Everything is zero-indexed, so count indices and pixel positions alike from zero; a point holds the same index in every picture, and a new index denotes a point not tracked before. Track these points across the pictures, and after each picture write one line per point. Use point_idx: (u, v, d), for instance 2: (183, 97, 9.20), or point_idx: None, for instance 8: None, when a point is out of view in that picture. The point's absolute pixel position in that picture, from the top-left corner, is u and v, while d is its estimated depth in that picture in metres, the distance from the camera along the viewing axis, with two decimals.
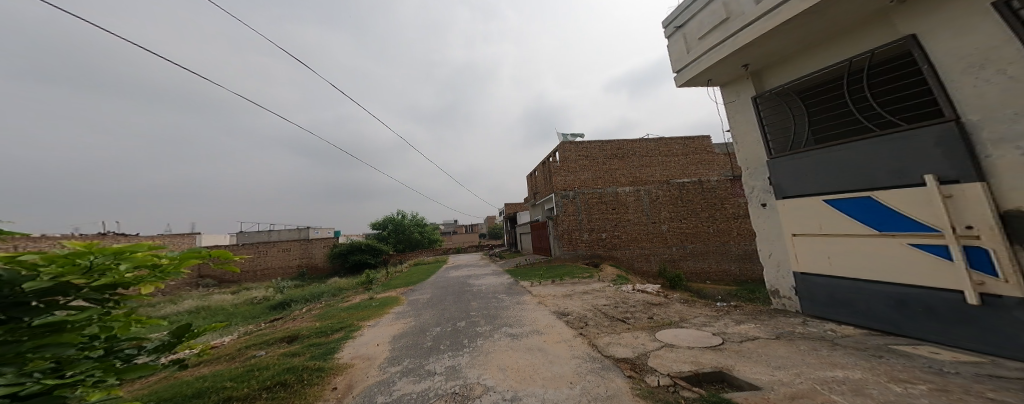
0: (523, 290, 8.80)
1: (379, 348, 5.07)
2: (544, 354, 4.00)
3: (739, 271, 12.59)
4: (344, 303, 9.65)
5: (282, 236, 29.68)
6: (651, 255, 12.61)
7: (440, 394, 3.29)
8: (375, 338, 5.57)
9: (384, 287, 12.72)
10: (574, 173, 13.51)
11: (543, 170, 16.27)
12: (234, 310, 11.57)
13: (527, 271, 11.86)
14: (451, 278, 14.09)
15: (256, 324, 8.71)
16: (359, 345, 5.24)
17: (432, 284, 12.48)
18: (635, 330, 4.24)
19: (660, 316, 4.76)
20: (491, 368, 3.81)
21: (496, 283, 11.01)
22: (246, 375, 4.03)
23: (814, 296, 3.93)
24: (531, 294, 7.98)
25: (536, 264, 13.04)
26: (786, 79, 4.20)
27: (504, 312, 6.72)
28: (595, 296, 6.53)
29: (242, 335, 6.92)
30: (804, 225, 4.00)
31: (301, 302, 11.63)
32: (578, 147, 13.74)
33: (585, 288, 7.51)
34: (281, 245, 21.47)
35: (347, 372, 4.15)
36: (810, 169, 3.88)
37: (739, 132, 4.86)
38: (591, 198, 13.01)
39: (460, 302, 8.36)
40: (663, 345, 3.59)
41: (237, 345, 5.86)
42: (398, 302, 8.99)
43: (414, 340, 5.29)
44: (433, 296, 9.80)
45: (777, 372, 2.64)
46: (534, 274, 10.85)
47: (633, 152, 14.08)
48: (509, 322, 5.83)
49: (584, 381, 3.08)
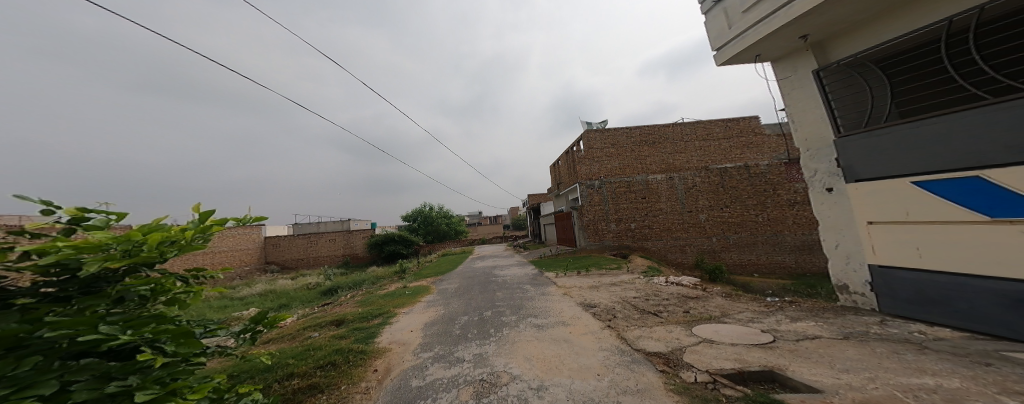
0: (547, 281, 8.82)
1: (412, 334, 5.31)
2: (570, 345, 4.00)
3: (794, 263, 11.68)
4: (382, 290, 10.22)
5: (326, 227, 32.05)
6: (687, 246, 12.05)
7: (469, 380, 3.39)
8: (409, 325, 5.84)
9: (416, 276, 13.29)
10: (601, 162, 13.08)
11: (567, 159, 15.96)
12: (292, 294, 12.67)
13: (552, 262, 11.84)
14: (476, 268, 14.48)
15: (309, 308, 9.52)
16: (395, 331, 5.52)
17: (459, 275, 12.84)
18: (667, 324, 4.09)
19: (698, 310, 4.56)
20: (517, 357, 3.87)
21: (520, 274, 11.12)
22: (304, 354, 4.41)
23: (897, 292, 3.55)
24: (556, 285, 7.99)
25: (561, 255, 12.99)
26: (859, 47, 3.74)
27: (530, 302, 6.77)
28: (624, 288, 6.38)
29: (299, 317, 7.60)
30: (884, 212, 3.61)
31: (346, 289, 12.45)
32: (604, 135, 13.27)
33: (613, 280, 7.36)
34: (325, 236, 23.01)
35: (386, 355, 4.39)
36: (892, 148, 3.48)
37: (796, 111, 4.45)
38: (619, 187, 12.66)
39: (485, 292, 8.54)
40: (701, 341, 3.44)
41: (295, 326, 6.44)
42: (428, 291, 9.35)
43: (444, 328, 5.48)
44: (460, 285, 10.07)
45: (844, 375, 2.44)
46: (559, 265, 10.82)
47: (667, 137, 13.34)
48: (534, 313, 5.88)
49: (612, 374, 3.05)
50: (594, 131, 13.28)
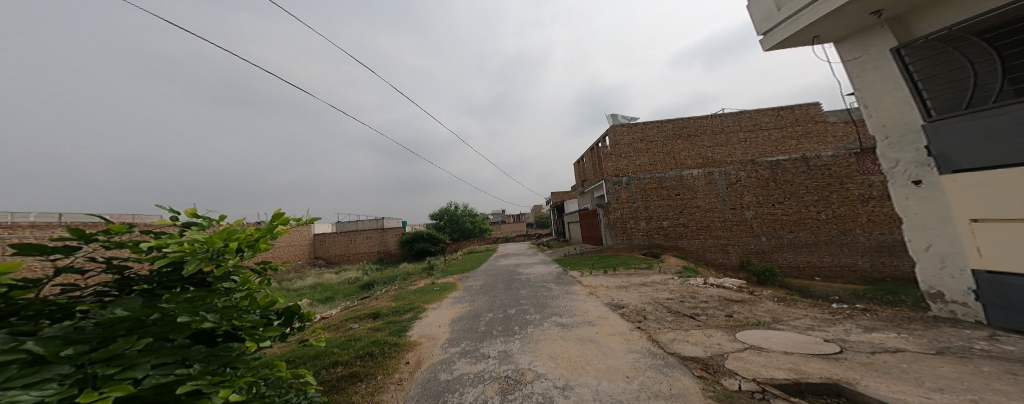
0: (572, 280, 8.69)
1: (441, 329, 5.45)
2: (597, 346, 3.91)
3: (870, 267, 10.51)
4: (412, 286, 10.62)
5: (362, 225, 33.92)
6: (730, 246, 11.50)
7: (494, 377, 3.42)
8: (438, 320, 6.00)
9: (443, 273, 13.69)
10: (629, 158, 12.65)
11: (592, 155, 15.58)
12: (337, 287, 13.63)
13: (577, 261, 11.66)
14: (500, 266, 14.61)
15: (349, 301, 10.15)
16: (424, 325, 5.70)
17: (484, 272, 13.04)
18: (706, 328, 3.88)
19: (743, 315, 4.29)
20: (541, 355, 3.84)
21: (544, 272, 11.04)
22: (346, 344, 4.68)
23: (1014, 303, 3.02)
24: (581, 285, 7.86)
25: (587, 253, 12.77)
26: (957, 18, 3.26)
27: (554, 301, 6.69)
28: (655, 289, 6.13)
29: (342, 309, 8.15)
30: (993, 208, 3.07)
31: (382, 284, 13.06)
32: (633, 129, 12.81)
33: (643, 280, 7.10)
34: (364, 233, 24.34)
35: (416, 348, 4.55)
36: (1009, 131, 2.94)
37: (869, 95, 3.99)
38: (649, 183, 12.23)
39: (510, 289, 8.58)
40: (748, 347, 3.22)
41: (339, 317, 6.90)
42: (455, 288, 9.58)
43: (470, 324, 5.57)
44: (485, 283, 10.21)
45: (936, 395, 2.15)
46: (585, 264, 10.64)
47: (703, 129, 12.48)
48: (558, 312, 5.80)
49: (643, 377, 2.94)
50: (621, 126, 12.82)
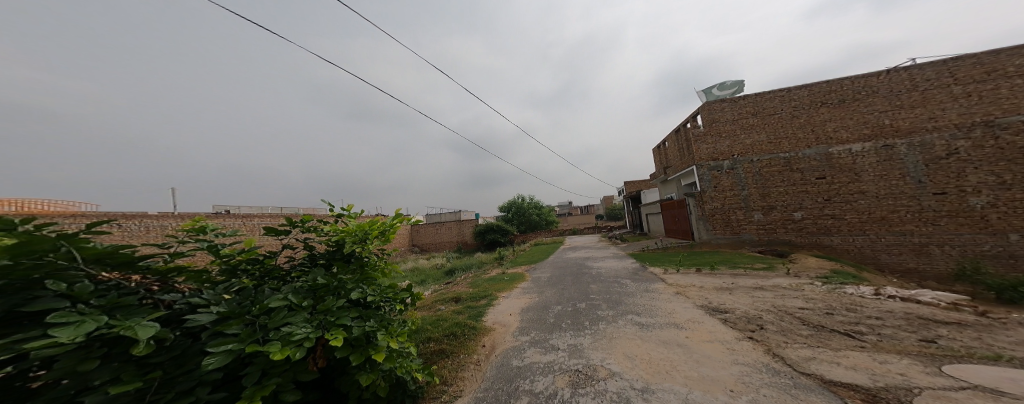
0: (652, 278, 7.99)
1: (512, 317, 5.58)
2: (689, 351, 3.51)
3: None
4: (486, 275, 11.20)
5: (444, 217, 37.19)
6: (936, 246, 8.69)
7: (564, 369, 3.38)
8: (509, 308, 6.19)
9: (513, 263, 14.08)
10: (736, 137, 11.05)
11: (678, 138, 14.02)
12: (427, 272, 15.32)
13: (661, 256, 10.63)
14: (568, 259, 14.33)
15: (437, 285, 11.29)
16: (497, 312, 5.92)
17: (552, 264, 12.99)
18: (873, 352, 3.07)
19: (953, 342, 3.27)
20: (616, 353, 3.63)
21: (617, 267, 10.47)
22: (437, 322, 5.22)
23: None
24: (665, 283, 7.18)
25: (671, 249, 11.57)
26: None
27: (629, 299, 6.27)
28: (778, 296, 5.14)
29: (432, 292, 9.10)
30: None
31: (463, 271, 14.15)
32: (742, 103, 11.06)
33: (756, 283, 6.06)
34: (445, 224, 26.64)
35: (491, 333, 4.80)
36: None
37: None
38: (770, 166, 10.51)
39: (579, 283, 8.36)
40: (965, 386, 2.42)
41: (430, 299, 7.73)
42: (523, 278, 9.80)
43: (539, 315, 5.58)
44: (553, 275, 10.16)
45: None
46: (669, 260, 9.63)
47: (864, 92, 9.82)
48: (634, 310, 5.44)
49: (756, 394, 2.51)
50: (721, 102, 11.31)
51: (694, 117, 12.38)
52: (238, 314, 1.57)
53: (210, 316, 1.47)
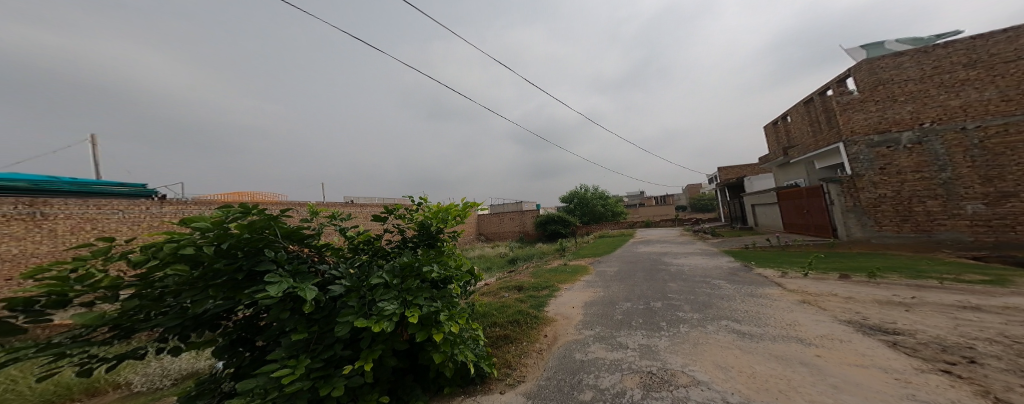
0: (756, 278, 6.97)
1: (574, 310, 6.36)
2: (821, 373, 3.01)
3: None
4: (548, 265, 11.92)
5: (507, 208, 38.34)
6: None
7: (633, 369, 3.63)
8: (570, 301, 6.99)
9: (575, 255, 14.29)
10: (927, 99, 8.64)
11: (813, 109, 11.71)
12: (492, 259, 16.39)
13: (769, 256, 9.08)
14: (641, 253, 13.57)
15: (503, 273, 12.09)
16: (559, 304, 6.77)
17: (619, 258, 12.68)
18: None
19: None
20: (702, 361, 3.59)
21: (705, 266, 9.34)
22: (501, 309, 6.37)
23: None
24: (777, 285, 6.18)
25: (781, 248, 9.87)
26: None
27: (721, 302, 5.74)
28: (1000, 319, 3.80)
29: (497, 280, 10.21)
30: None
31: (525, 261, 14.43)
32: (940, 53, 8.56)
33: (948, 297, 4.66)
34: (508, 214, 27.43)
35: (553, 324, 5.59)
36: None
37: None
38: (1005, 136, 7.72)
39: (652, 280, 8.20)
40: None
41: (495, 286, 8.91)
42: (587, 271, 10.32)
43: (602, 310, 6.13)
44: (621, 268, 10.27)
45: None
46: (781, 261, 8.22)
47: None
48: (729, 316, 4.97)
49: None
50: (896, 56, 9.05)
51: (845, 80, 10.14)
52: (356, 288, 2.67)
53: (341, 288, 2.56)
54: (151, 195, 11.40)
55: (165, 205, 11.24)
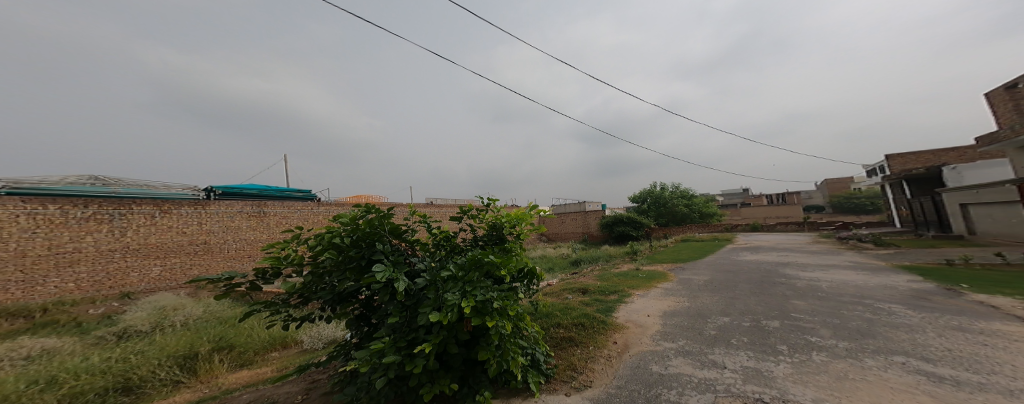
0: (961, 308, 5.01)
1: (648, 319, 5.93)
2: None
3: None
4: (616, 269, 11.95)
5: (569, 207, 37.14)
6: None
7: (729, 393, 3.01)
8: (645, 309, 6.56)
9: (651, 260, 13.86)
10: None
11: None
12: (552, 260, 17.05)
13: (978, 279, 6.49)
14: (745, 263, 11.57)
15: (565, 274, 12.78)
16: (631, 311, 6.42)
17: (713, 267, 11.25)
18: None
19: None
20: (844, 399, 2.73)
21: (866, 285, 7.10)
22: (566, 310, 6.28)
23: None
24: (1006, 321, 4.30)
25: (990, 270, 6.98)
26: None
27: (884, 332, 4.32)
28: None
29: (560, 281, 10.82)
30: None
31: (589, 263, 15.21)
32: None
33: None
34: (570, 215, 27.66)
35: (624, 332, 5.25)
36: None
37: None
38: None
39: (759, 295, 6.93)
40: None
41: (557, 287, 9.16)
42: (666, 279, 9.67)
43: (684, 322, 5.56)
44: (712, 278, 9.33)
45: None
46: (1008, 287, 5.74)
47: None
48: (913, 353, 3.61)
49: None
50: None
51: None
52: (432, 279, 3.02)
53: (421, 280, 2.96)
54: (312, 198, 15.43)
55: (321, 205, 15.43)
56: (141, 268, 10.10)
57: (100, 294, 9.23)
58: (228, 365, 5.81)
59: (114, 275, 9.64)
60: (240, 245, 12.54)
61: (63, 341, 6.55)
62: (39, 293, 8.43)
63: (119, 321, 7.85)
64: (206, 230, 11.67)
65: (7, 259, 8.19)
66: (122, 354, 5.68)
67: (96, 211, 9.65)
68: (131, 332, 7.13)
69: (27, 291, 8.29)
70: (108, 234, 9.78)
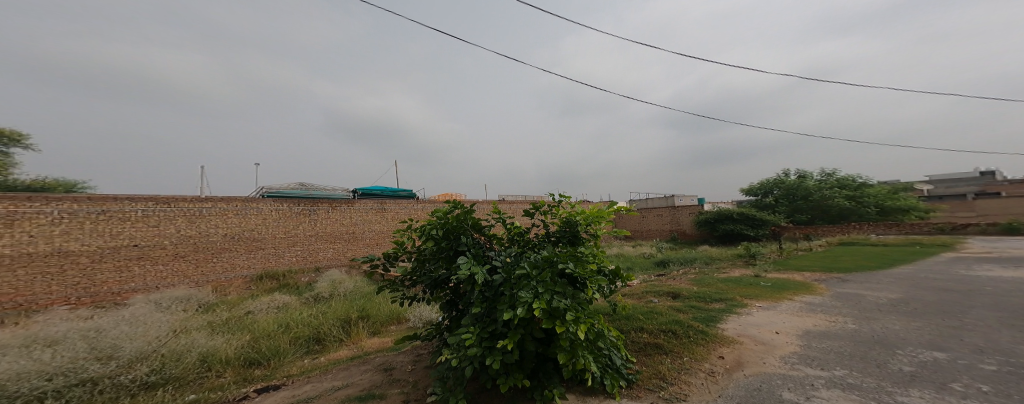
0: None
1: (773, 336, 4.51)
2: None
3: None
4: (722, 274, 9.86)
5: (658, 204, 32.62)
6: None
7: None
8: (770, 325, 5.06)
9: (777, 266, 10.87)
10: None
11: None
12: (634, 259, 15.23)
13: None
14: (979, 281, 7.60)
15: (649, 275, 11.34)
16: (746, 325, 5.04)
17: (910, 283, 7.82)
18: None
19: None
20: None
21: None
22: (652, 314, 5.37)
23: None
24: None
25: None
26: None
27: None
28: None
29: (643, 282, 9.69)
30: None
31: (677, 265, 13.12)
32: None
33: None
34: (654, 211, 24.46)
35: (735, 347, 4.07)
36: None
37: None
38: None
39: (1001, 327, 4.38)
40: None
41: (641, 288, 8.13)
42: (807, 291, 7.32)
43: (834, 346, 4.01)
44: (902, 296, 6.50)
45: None
46: None
47: None
48: None
49: None
50: None
51: None
52: (507, 274, 2.86)
53: (499, 274, 2.86)
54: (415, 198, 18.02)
55: (425, 203, 17.70)
56: (324, 249, 13.72)
57: (305, 267, 13.06)
58: (367, 331, 7.16)
59: (311, 254, 13.35)
60: (374, 235, 15.49)
61: (292, 298, 9.57)
62: (280, 262, 12.49)
63: (315, 287, 11.03)
64: (353, 223, 14.82)
65: (269, 239, 12.26)
66: (316, 312, 7.70)
67: (303, 209, 13.32)
68: (323, 296, 9.78)
69: (277, 261, 12.38)
70: (309, 223, 13.46)
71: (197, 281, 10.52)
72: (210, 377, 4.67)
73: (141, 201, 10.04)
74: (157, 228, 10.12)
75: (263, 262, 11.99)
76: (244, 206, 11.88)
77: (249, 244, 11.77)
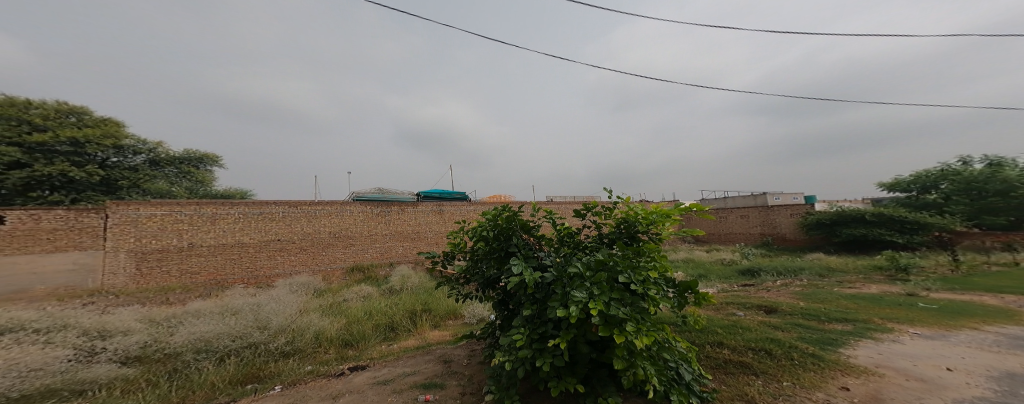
0: None
1: (937, 367, 2.74)
2: None
3: None
4: (846, 289, 7.18)
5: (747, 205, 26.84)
6: None
7: None
8: (932, 355, 3.06)
9: (947, 283, 7.41)
10: None
11: None
12: (710, 266, 12.20)
13: None
14: None
15: (729, 284, 9.02)
16: (888, 351, 3.24)
17: None
18: None
19: None
20: None
21: None
22: (733, 329, 4.05)
23: None
24: None
25: None
26: None
27: None
28: None
29: (721, 291, 7.71)
30: None
31: (771, 274, 9.84)
32: None
33: None
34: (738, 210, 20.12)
35: (860, 375, 2.60)
36: None
37: None
38: None
39: None
40: None
41: (721, 299, 6.42)
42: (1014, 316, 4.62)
43: None
44: None
45: None
46: None
47: None
48: None
49: None
50: None
51: None
52: (558, 274, 2.20)
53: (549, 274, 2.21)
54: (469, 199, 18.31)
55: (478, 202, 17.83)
56: (396, 247, 14.21)
57: (383, 262, 13.73)
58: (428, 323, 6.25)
59: (387, 252, 13.98)
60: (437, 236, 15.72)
61: (371, 290, 9.93)
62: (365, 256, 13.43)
63: (390, 281, 11.51)
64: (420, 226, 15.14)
65: (360, 235, 13.35)
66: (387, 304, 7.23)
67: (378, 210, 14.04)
68: (394, 290, 10.00)
69: (361, 255, 13.29)
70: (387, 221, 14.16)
71: (314, 270, 12.06)
72: (319, 352, 4.63)
73: (283, 204, 11.81)
74: (292, 225, 11.84)
75: (353, 256, 13.04)
76: (341, 209, 13.02)
77: (346, 241, 12.97)
